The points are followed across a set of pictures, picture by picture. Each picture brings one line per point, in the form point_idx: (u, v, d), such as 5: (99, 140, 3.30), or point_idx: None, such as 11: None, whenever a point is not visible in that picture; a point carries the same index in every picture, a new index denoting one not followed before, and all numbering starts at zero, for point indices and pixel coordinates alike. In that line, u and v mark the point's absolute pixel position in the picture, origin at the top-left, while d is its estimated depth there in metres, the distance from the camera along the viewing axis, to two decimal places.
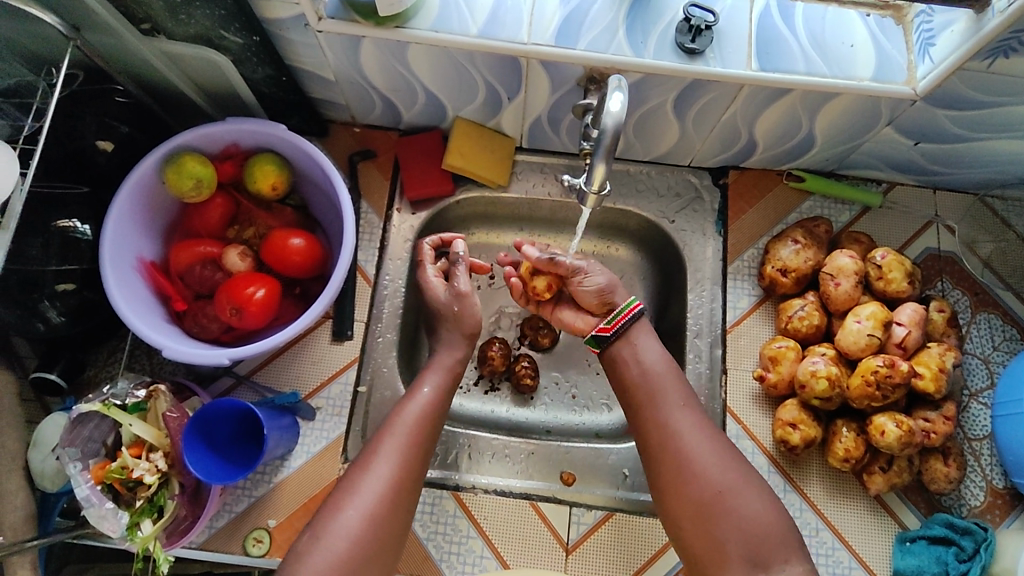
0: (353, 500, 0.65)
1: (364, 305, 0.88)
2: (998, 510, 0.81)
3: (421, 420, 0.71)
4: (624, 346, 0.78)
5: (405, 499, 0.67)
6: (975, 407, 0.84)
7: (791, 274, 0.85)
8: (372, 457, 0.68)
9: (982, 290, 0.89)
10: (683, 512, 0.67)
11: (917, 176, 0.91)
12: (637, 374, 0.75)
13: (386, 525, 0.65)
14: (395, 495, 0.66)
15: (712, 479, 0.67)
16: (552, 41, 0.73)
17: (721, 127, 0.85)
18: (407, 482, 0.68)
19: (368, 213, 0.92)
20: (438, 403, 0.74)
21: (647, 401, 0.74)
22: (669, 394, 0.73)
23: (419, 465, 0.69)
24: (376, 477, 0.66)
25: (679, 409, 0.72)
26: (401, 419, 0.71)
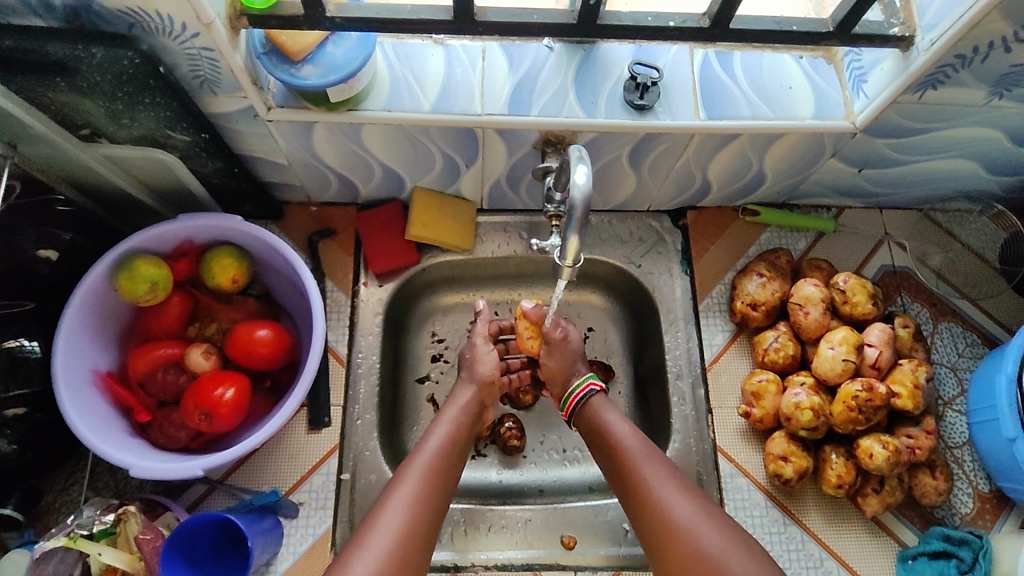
0: (361, 555, 0.62)
1: (339, 389, 0.85)
2: (988, 515, 0.82)
3: (429, 471, 0.72)
4: (593, 416, 0.80)
5: (413, 558, 0.65)
6: (951, 415, 0.87)
7: (761, 307, 0.87)
8: (388, 503, 0.67)
9: (940, 301, 0.93)
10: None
11: (863, 198, 0.95)
12: (614, 440, 0.76)
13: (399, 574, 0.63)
14: (409, 543, 0.65)
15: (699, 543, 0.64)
16: (505, 110, 0.74)
17: (677, 173, 0.87)
18: (421, 530, 0.67)
19: (334, 292, 0.90)
20: (444, 453, 0.75)
21: (625, 459, 0.74)
22: (645, 456, 0.73)
23: (428, 525, 0.68)
24: (389, 523, 0.66)
25: (657, 469, 0.72)
26: (413, 465, 0.72)
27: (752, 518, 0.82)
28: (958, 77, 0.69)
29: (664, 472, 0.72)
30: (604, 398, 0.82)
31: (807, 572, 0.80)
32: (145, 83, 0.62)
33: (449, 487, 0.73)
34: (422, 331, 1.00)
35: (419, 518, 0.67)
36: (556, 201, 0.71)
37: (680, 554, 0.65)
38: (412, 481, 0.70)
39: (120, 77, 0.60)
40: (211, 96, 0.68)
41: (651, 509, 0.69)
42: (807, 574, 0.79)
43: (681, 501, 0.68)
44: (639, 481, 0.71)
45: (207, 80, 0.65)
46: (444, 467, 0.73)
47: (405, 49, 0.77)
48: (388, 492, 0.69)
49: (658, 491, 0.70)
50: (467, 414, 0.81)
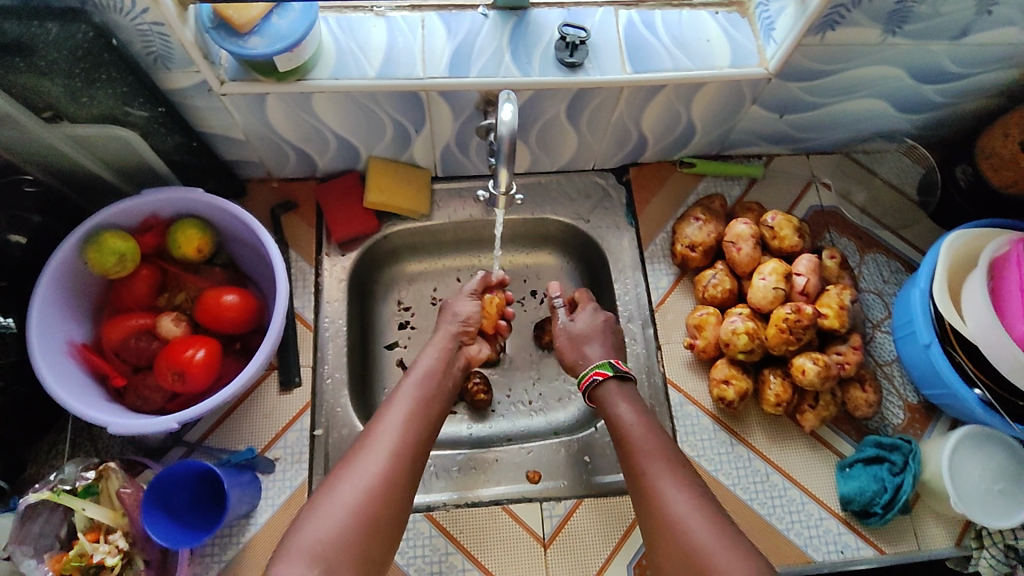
0: (347, 478, 0.67)
1: (308, 351, 0.90)
2: (918, 423, 0.89)
3: (411, 404, 0.75)
4: (606, 407, 0.81)
5: (399, 482, 0.69)
6: (879, 336, 0.94)
7: (699, 248, 0.93)
8: (376, 430, 0.72)
9: (865, 234, 1.00)
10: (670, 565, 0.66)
11: (790, 145, 1.03)
12: (623, 431, 0.77)
13: (388, 490, 0.67)
14: (398, 463, 0.70)
15: (690, 535, 0.65)
16: (445, 73, 0.79)
17: (613, 128, 0.93)
18: (409, 453, 0.71)
19: (298, 262, 0.94)
20: (426, 390, 0.78)
21: (632, 455, 0.75)
22: (652, 449, 0.74)
23: (414, 452, 0.72)
24: (377, 445, 0.70)
25: (660, 467, 0.72)
26: (398, 398, 0.76)
27: (702, 441, 0.88)
28: (853, 17, 0.76)
29: (668, 468, 0.72)
30: (619, 385, 0.82)
31: (755, 486, 0.86)
32: (100, 58, 0.66)
33: (435, 418, 0.77)
34: (387, 298, 1.05)
35: (407, 443, 0.72)
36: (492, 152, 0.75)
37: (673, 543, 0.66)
38: (400, 409, 0.74)
39: (76, 52, 0.64)
40: (165, 73, 0.72)
41: (653, 506, 0.70)
42: (754, 488, 0.86)
43: (682, 500, 0.68)
44: (642, 477, 0.72)
45: (160, 56, 0.69)
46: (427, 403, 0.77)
47: (349, 21, 0.82)
48: (373, 424, 0.73)
49: (662, 489, 0.70)
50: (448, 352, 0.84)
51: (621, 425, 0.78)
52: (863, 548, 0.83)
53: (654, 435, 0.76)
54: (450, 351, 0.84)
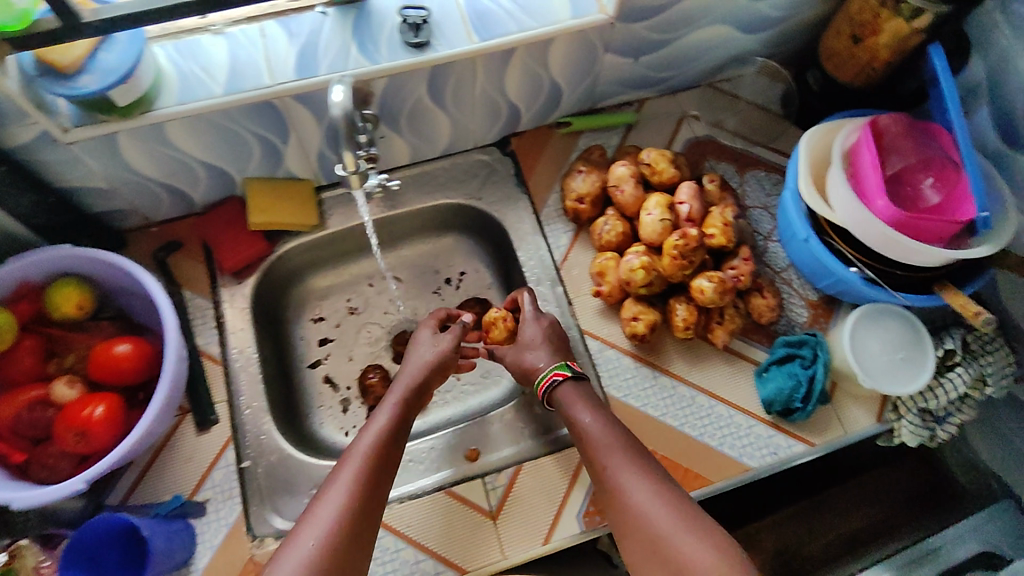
0: (310, 530, 0.64)
1: (219, 387, 0.88)
2: (822, 317, 0.94)
3: (375, 447, 0.71)
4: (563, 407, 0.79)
5: (362, 527, 0.66)
6: (772, 246, 0.98)
7: (586, 199, 0.95)
8: (336, 481, 0.68)
9: (742, 155, 1.05)
10: (638, 557, 0.66)
11: (654, 87, 1.06)
12: (579, 428, 0.76)
13: (342, 551, 0.63)
14: (354, 519, 0.65)
15: (654, 524, 0.66)
16: (294, 76, 0.79)
17: (482, 101, 0.94)
18: (363, 508, 0.67)
19: (194, 299, 0.92)
20: (391, 431, 0.74)
21: (589, 452, 0.74)
22: (605, 444, 0.73)
23: (375, 498, 0.68)
24: (332, 501, 0.66)
25: (620, 457, 0.72)
26: (353, 451, 0.71)
27: (625, 381, 0.90)
28: None
29: (624, 456, 0.72)
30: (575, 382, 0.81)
31: (683, 412, 0.89)
32: None
33: (392, 471, 0.72)
34: (303, 317, 1.05)
35: (361, 497, 0.67)
36: (364, 145, 0.71)
37: (642, 533, 0.66)
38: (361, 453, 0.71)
39: None
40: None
41: (616, 503, 0.70)
42: (683, 413, 0.89)
43: (643, 488, 0.68)
44: (601, 474, 0.72)
45: None
46: (390, 445, 0.73)
47: (187, 46, 0.80)
48: (336, 471, 0.69)
49: (620, 480, 0.70)
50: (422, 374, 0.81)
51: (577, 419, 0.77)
52: (793, 445, 0.87)
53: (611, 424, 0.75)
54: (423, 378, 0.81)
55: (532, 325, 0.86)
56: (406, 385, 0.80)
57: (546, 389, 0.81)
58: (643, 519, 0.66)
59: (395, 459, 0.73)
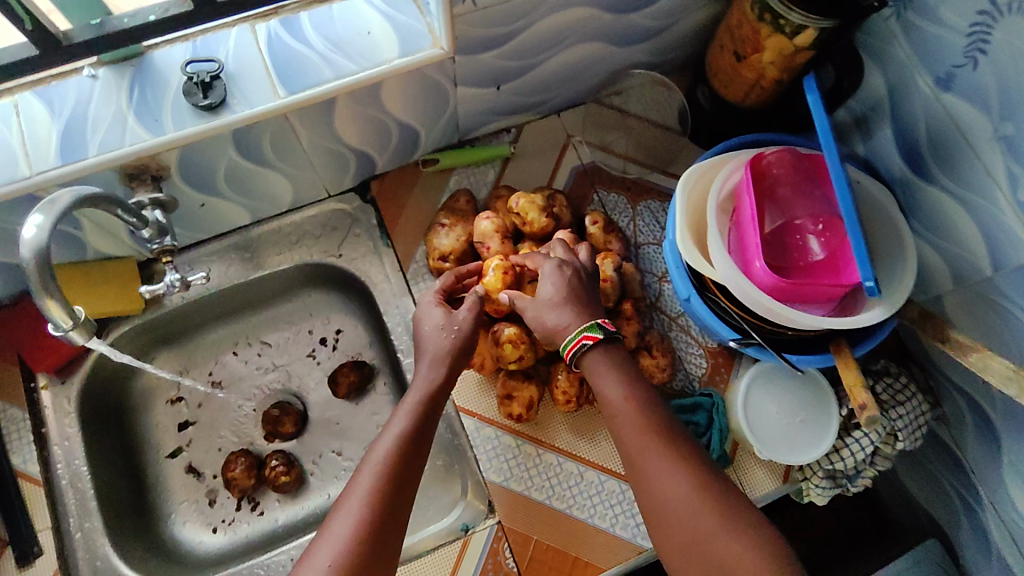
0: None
1: (43, 510, 0.77)
2: (722, 369, 0.84)
3: (393, 458, 0.65)
4: (592, 378, 0.68)
5: (366, 567, 0.59)
6: (666, 289, 0.89)
7: (451, 258, 0.84)
8: (338, 512, 0.62)
9: (633, 183, 0.94)
10: (671, 556, 0.59)
11: (530, 111, 0.94)
12: (610, 408, 0.66)
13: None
14: (360, 552, 0.59)
15: (692, 523, 0.58)
16: (56, 162, 0.66)
17: (317, 154, 0.81)
18: (375, 531, 0.61)
19: (7, 409, 0.80)
20: (412, 433, 0.68)
21: (618, 434, 0.65)
22: (635, 428, 0.64)
23: (388, 520, 0.62)
24: (333, 540, 0.60)
25: (649, 446, 0.63)
26: (370, 460, 0.65)
27: (505, 463, 0.81)
28: None
29: (656, 445, 0.63)
30: (600, 352, 0.69)
31: (570, 491, 0.80)
32: None
33: (417, 466, 0.67)
34: (156, 401, 0.93)
35: (382, 511, 0.62)
36: (155, 240, 0.71)
37: (675, 534, 0.58)
38: (367, 478, 0.63)
39: None
40: None
41: (650, 494, 0.61)
42: (570, 494, 0.79)
43: (673, 480, 0.60)
44: (634, 459, 0.63)
45: None
46: (412, 451, 0.67)
47: None
48: (340, 500, 0.63)
49: (649, 471, 0.61)
50: (450, 346, 0.74)
51: (606, 394, 0.67)
52: None
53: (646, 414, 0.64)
54: (453, 357, 0.73)
55: (551, 275, 0.73)
56: (430, 362, 0.73)
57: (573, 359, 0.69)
58: (678, 517, 0.58)
59: (425, 440, 0.69)
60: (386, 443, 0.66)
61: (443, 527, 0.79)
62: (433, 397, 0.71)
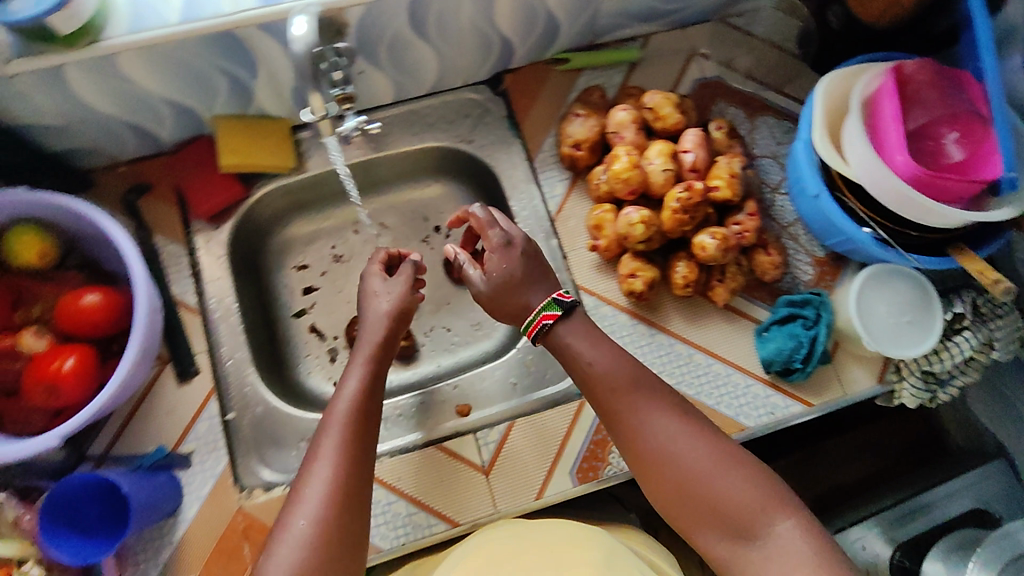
0: (298, 511, 0.62)
1: (200, 336, 0.85)
2: (828, 275, 0.90)
3: (353, 411, 0.69)
4: (560, 345, 0.74)
5: (353, 504, 0.64)
6: (780, 199, 0.93)
7: (584, 146, 0.89)
8: (318, 455, 0.66)
9: (753, 99, 0.98)
10: (662, 494, 0.66)
11: (661, 20, 0.98)
12: (586, 369, 0.72)
13: (338, 530, 0.62)
14: (340, 493, 0.64)
15: (685, 460, 0.65)
16: (257, 4, 0.70)
17: (469, 34, 0.86)
18: (349, 483, 0.65)
19: (168, 246, 0.87)
20: (369, 388, 0.72)
21: (599, 395, 0.71)
22: (625, 383, 0.70)
23: (364, 463, 0.67)
24: (317, 480, 0.64)
25: (638, 396, 0.69)
26: (332, 419, 0.69)
27: (622, 338, 0.87)
28: None
29: (643, 396, 0.69)
30: (565, 324, 0.75)
31: (680, 370, 0.86)
32: None
33: (375, 422, 0.71)
34: (285, 263, 1.00)
35: (351, 462, 0.66)
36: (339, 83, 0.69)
37: (665, 474, 0.65)
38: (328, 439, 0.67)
39: None
40: None
41: (635, 445, 0.68)
42: (680, 371, 0.86)
43: (665, 422, 0.67)
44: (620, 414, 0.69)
45: None
46: (369, 406, 0.71)
47: None
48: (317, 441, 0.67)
49: (642, 417, 0.68)
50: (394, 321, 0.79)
51: (581, 360, 0.72)
52: (791, 405, 0.85)
53: (619, 356, 0.72)
54: (392, 325, 0.78)
55: (498, 258, 0.77)
56: (369, 331, 0.77)
57: (536, 335, 0.76)
58: (671, 459, 0.65)
59: (378, 398, 0.73)
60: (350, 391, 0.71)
61: (560, 391, 0.88)
62: (381, 360, 0.76)
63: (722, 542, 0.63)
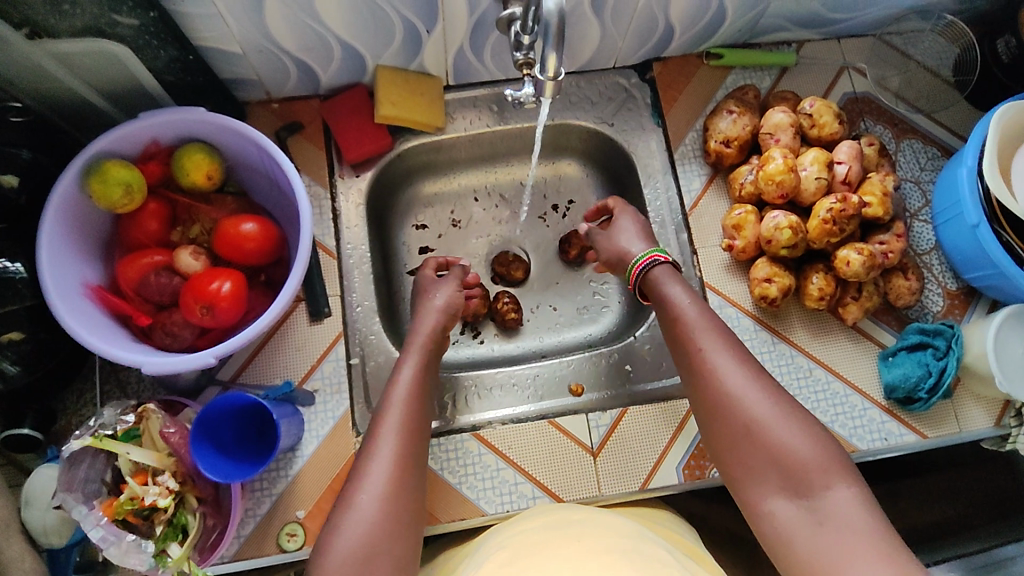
0: (373, 462, 0.65)
1: (334, 279, 0.86)
2: (958, 309, 0.88)
3: (409, 394, 0.71)
4: (654, 290, 0.77)
5: (414, 471, 0.66)
6: (918, 225, 0.91)
7: (734, 143, 0.88)
8: (380, 424, 0.68)
9: (901, 120, 0.96)
10: (723, 439, 0.66)
11: (820, 29, 0.96)
12: (672, 313, 0.74)
13: (401, 509, 0.63)
14: (410, 462, 0.66)
15: (746, 410, 0.64)
16: None
17: (639, 17, 0.86)
18: (411, 462, 0.66)
19: (312, 186, 0.88)
20: (420, 378, 0.74)
21: (679, 340, 0.72)
22: (705, 330, 0.71)
23: (420, 445, 0.68)
24: (388, 443, 0.66)
25: (714, 342, 0.69)
26: (394, 399, 0.70)
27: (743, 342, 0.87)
28: None
29: (720, 345, 0.69)
30: (669, 268, 0.78)
31: (798, 381, 0.85)
32: None
33: (430, 410, 0.73)
34: (406, 220, 1.01)
35: (414, 439, 0.68)
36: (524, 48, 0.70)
37: (729, 419, 0.65)
38: (396, 410, 0.69)
39: None
40: None
41: (704, 387, 0.68)
42: (798, 384, 0.85)
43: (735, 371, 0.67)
44: (694, 356, 0.70)
45: None
46: (420, 393, 0.72)
47: None
48: (382, 410, 0.70)
49: (713, 363, 0.68)
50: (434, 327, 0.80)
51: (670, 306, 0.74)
52: (906, 434, 0.84)
53: (703, 308, 0.73)
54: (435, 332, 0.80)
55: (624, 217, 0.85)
56: (430, 328, 0.80)
57: (640, 273, 0.79)
58: (739, 406, 0.65)
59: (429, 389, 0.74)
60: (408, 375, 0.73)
61: (675, 385, 0.87)
62: (432, 356, 0.78)
63: (787, 503, 0.61)
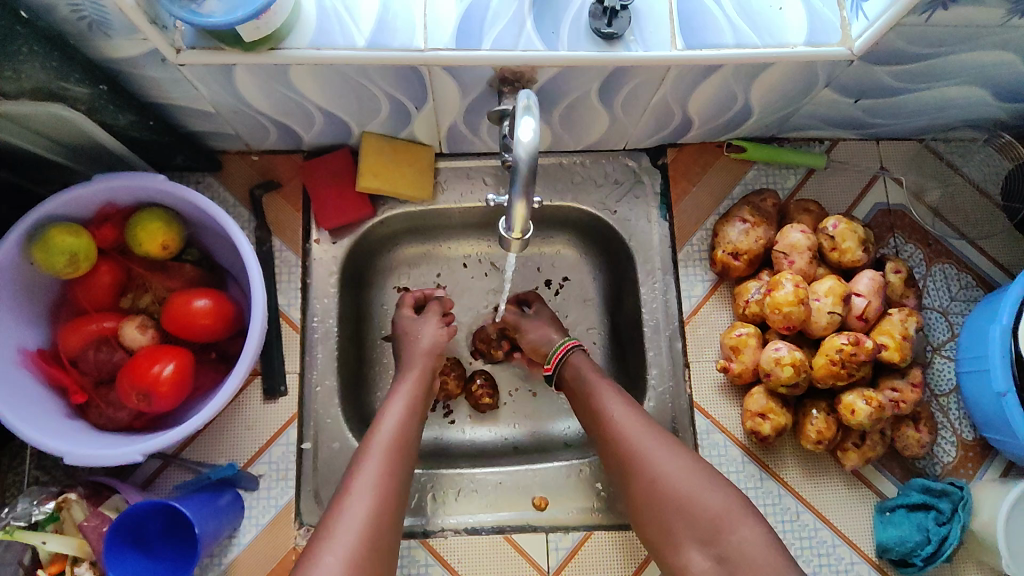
0: (349, 509, 0.62)
1: (295, 355, 0.81)
2: (970, 463, 0.80)
3: (393, 440, 0.69)
4: (578, 381, 0.78)
5: (390, 524, 0.63)
6: (940, 361, 0.83)
7: (743, 257, 0.81)
8: (359, 472, 0.65)
9: (935, 241, 0.87)
10: (669, 529, 0.65)
11: (857, 129, 0.87)
12: (598, 407, 0.74)
13: (375, 559, 0.60)
14: (386, 515, 0.63)
15: (692, 496, 0.64)
16: (452, 44, 0.63)
17: (653, 109, 0.77)
18: (388, 506, 0.64)
19: (283, 252, 0.83)
20: (405, 422, 0.72)
21: (607, 434, 0.71)
22: (637, 422, 0.71)
23: (399, 495, 0.66)
24: (364, 492, 0.63)
25: (648, 434, 0.69)
26: (375, 441, 0.68)
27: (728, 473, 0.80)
28: None
29: (655, 437, 0.69)
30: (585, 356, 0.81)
31: (783, 524, 0.78)
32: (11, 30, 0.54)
33: (413, 455, 0.70)
34: (387, 285, 0.94)
35: (394, 489, 0.65)
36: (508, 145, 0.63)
37: (673, 507, 0.65)
38: (377, 458, 0.66)
39: None
40: (107, 40, 0.58)
41: (643, 478, 0.67)
42: (783, 528, 0.78)
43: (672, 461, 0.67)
44: (629, 449, 0.69)
45: (95, 21, 0.56)
46: (405, 441, 0.70)
47: None
48: (360, 458, 0.67)
49: (649, 453, 0.68)
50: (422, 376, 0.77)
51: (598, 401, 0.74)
52: None
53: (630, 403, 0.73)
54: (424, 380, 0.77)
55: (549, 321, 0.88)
56: (416, 372, 0.77)
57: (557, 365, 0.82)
58: (683, 495, 0.65)
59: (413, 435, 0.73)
60: (391, 422, 0.70)
61: None
62: (420, 402, 0.75)
63: None
